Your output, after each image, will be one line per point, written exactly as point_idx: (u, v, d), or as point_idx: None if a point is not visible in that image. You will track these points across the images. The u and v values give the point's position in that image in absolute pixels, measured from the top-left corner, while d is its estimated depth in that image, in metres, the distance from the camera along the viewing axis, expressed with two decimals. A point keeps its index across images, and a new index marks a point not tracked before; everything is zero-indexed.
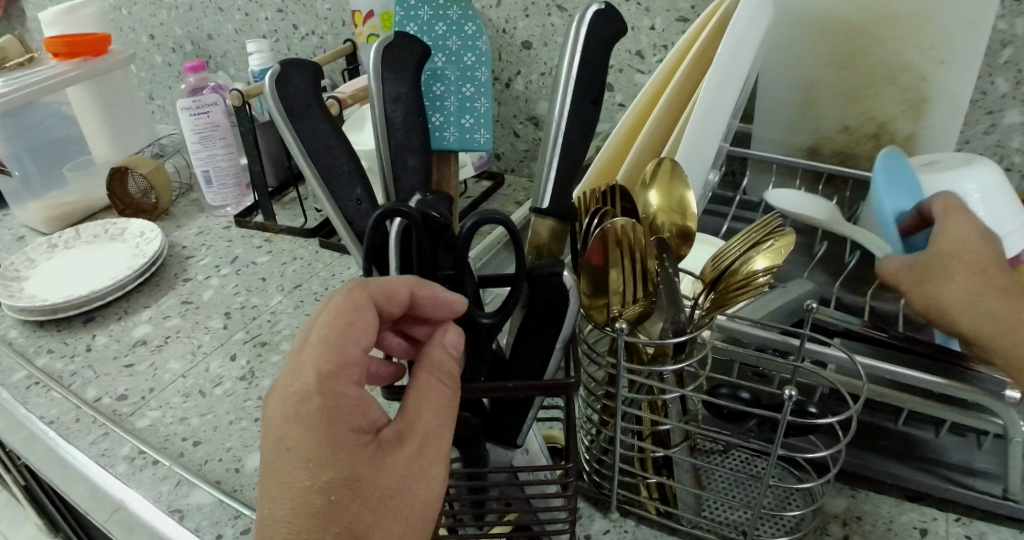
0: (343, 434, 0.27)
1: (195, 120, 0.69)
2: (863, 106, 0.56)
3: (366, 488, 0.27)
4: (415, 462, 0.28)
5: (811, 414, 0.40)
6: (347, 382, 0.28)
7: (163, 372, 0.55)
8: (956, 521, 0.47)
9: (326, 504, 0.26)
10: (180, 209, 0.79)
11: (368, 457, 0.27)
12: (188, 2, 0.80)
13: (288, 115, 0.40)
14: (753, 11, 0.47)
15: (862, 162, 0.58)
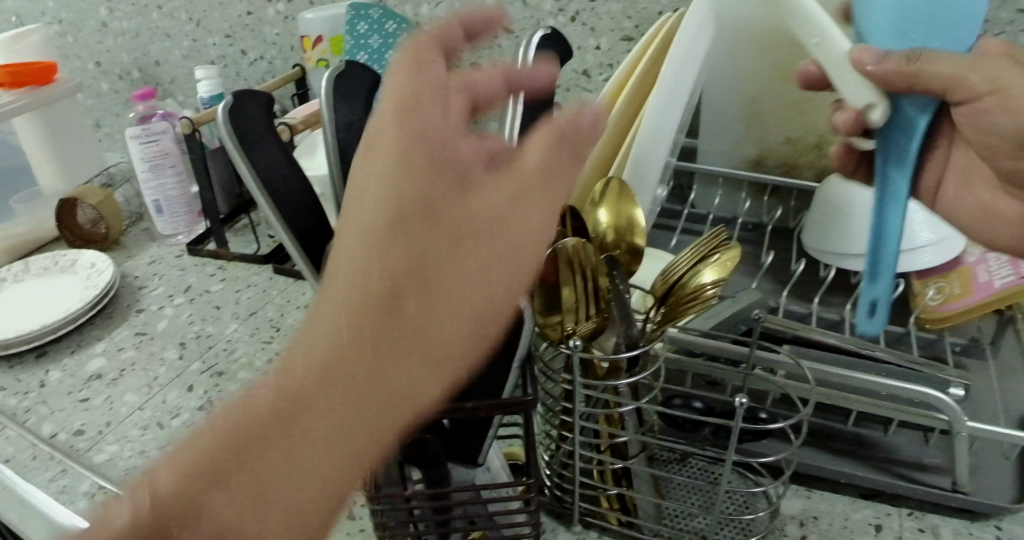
0: (414, 184, 0.23)
1: (144, 148, 0.69)
2: (804, 118, 0.57)
3: (436, 277, 0.22)
4: (482, 221, 0.23)
5: (763, 419, 0.41)
6: (431, 149, 0.24)
7: (118, 406, 0.54)
8: (909, 516, 0.49)
9: (386, 298, 0.22)
10: (132, 238, 0.77)
11: (438, 202, 0.23)
12: (135, 28, 0.79)
13: (239, 142, 0.38)
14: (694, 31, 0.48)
15: (804, 172, 0.60)
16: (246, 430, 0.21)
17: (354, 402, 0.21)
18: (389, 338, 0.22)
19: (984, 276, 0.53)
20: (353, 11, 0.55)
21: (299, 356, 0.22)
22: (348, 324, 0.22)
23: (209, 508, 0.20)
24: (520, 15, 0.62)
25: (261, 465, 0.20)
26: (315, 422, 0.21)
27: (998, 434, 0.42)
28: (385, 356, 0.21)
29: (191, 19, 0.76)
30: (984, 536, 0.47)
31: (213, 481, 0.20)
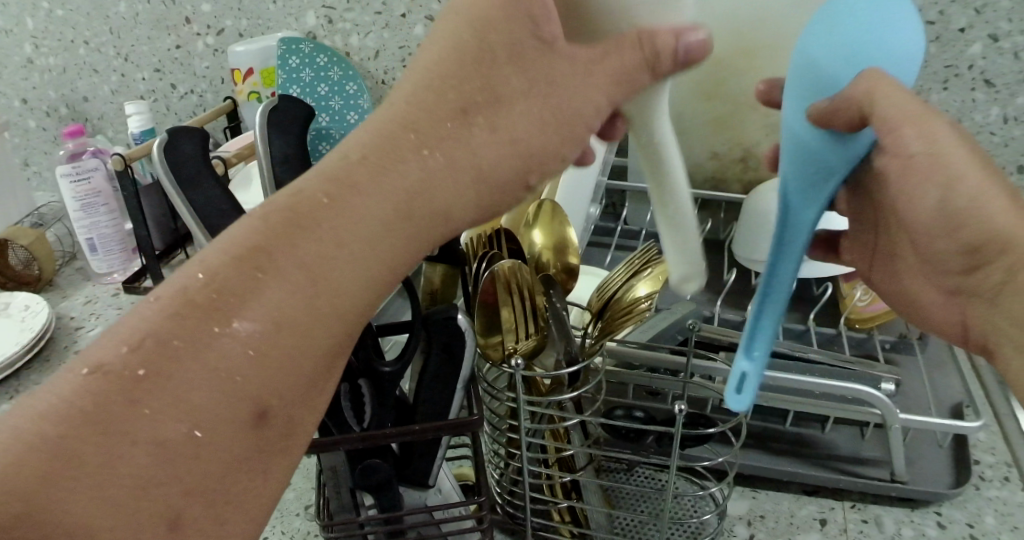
0: (475, 57, 0.26)
1: (76, 186, 0.67)
2: (729, 132, 0.60)
3: (454, 152, 0.26)
4: (521, 132, 0.27)
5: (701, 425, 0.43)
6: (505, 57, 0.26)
7: None
8: (852, 508, 0.51)
9: (398, 172, 0.25)
10: (66, 279, 0.74)
11: (480, 78, 0.26)
12: (61, 64, 0.77)
13: (177, 180, 0.39)
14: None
15: (733, 185, 0.63)
16: (234, 268, 0.24)
17: (343, 250, 0.25)
18: (386, 200, 0.25)
19: None
20: (284, 43, 0.56)
21: (299, 194, 0.25)
22: (349, 179, 0.25)
23: (203, 335, 0.24)
24: None
25: (252, 302, 0.24)
26: (303, 262, 0.25)
27: (925, 424, 0.45)
28: (376, 206, 0.25)
29: (119, 54, 0.75)
30: (925, 522, 0.49)
31: (208, 314, 0.24)
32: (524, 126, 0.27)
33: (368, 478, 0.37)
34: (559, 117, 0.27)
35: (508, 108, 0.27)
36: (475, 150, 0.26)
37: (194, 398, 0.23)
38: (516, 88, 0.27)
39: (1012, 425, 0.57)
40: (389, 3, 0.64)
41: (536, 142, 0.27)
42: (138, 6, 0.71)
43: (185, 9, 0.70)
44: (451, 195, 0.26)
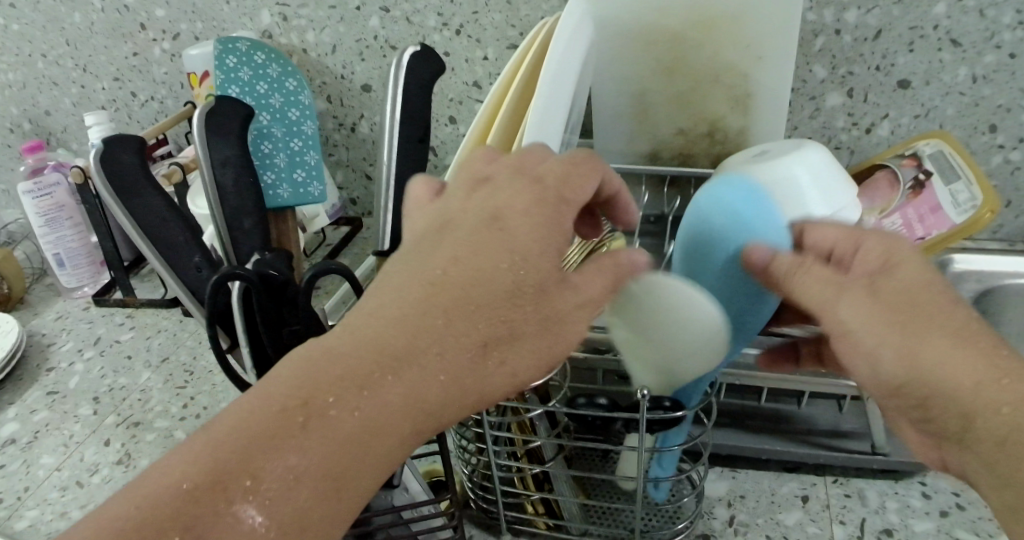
0: (493, 261, 0.29)
1: (39, 202, 0.66)
2: (691, 107, 0.60)
3: (469, 375, 0.28)
4: (522, 357, 0.29)
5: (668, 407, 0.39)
6: (536, 256, 0.30)
7: (36, 468, 0.51)
8: (834, 483, 0.50)
9: (418, 381, 0.27)
10: (36, 296, 0.73)
11: (492, 291, 0.29)
12: (20, 79, 0.76)
13: (114, 188, 0.41)
14: (569, 35, 0.49)
15: (701, 160, 0.63)
16: (276, 421, 0.25)
17: (367, 436, 0.26)
18: (403, 413, 0.27)
19: None
20: (219, 45, 0.54)
21: (330, 377, 0.26)
22: (375, 383, 0.27)
23: (221, 520, 0.24)
24: (405, 33, 0.63)
25: (284, 454, 0.25)
26: (332, 433, 0.26)
27: None
28: (394, 402, 0.27)
29: (77, 65, 0.74)
30: (908, 493, 0.49)
31: (224, 492, 0.24)
32: (519, 359, 0.29)
33: None
34: (546, 323, 0.29)
35: (513, 336, 0.29)
36: (480, 380, 0.28)
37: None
38: (523, 306, 0.29)
39: None
40: None
41: (524, 370, 0.29)
42: (92, 16, 0.70)
43: (139, 15, 0.69)
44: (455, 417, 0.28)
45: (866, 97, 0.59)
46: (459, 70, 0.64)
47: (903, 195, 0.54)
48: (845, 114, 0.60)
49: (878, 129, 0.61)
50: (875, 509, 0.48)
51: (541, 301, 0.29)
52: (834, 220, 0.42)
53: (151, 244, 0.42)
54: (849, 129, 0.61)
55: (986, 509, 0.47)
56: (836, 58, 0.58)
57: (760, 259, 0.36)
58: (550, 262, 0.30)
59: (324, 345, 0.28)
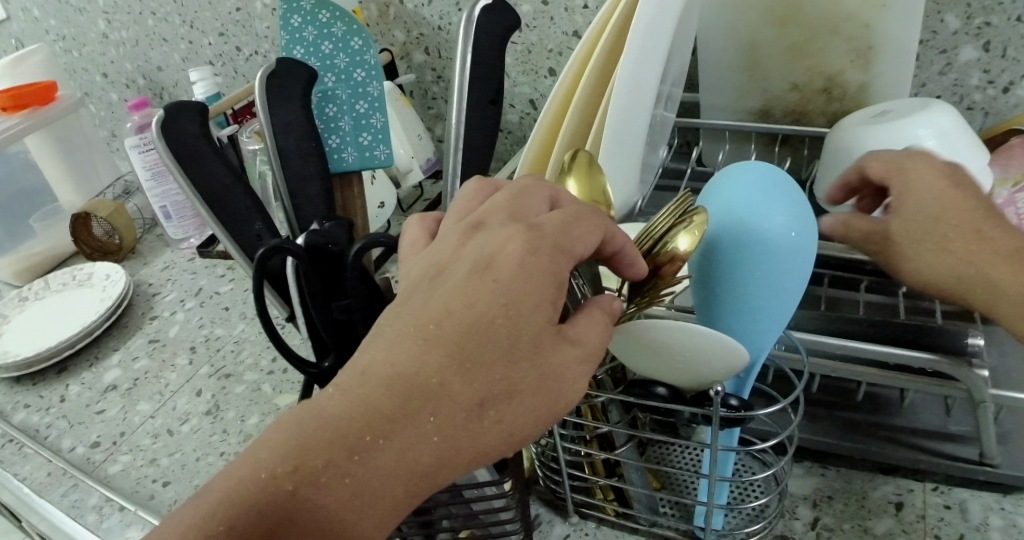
0: (485, 313, 0.27)
1: (145, 157, 0.70)
2: (809, 60, 0.55)
3: (464, 440, 0.26)
4: (524, 417, 0.27)
5: (734, 406, 0.37)
6: (529, 308, 0.27)
7: (132, 415, 0.55)
8: (933, 491, 0.46)
9: (411, 448, 0.26)
10: (147, 246, 0.79)
11: (495, 343, 0.27)
12: (133, 37, 0.81)
13: (176, 157, 0.42)
14: (649, 19, 0.43)
15: (816, 118, 0.58)
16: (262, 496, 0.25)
17: (359, 503, 0.25)
18: (398, 477, 0.26)
19: None
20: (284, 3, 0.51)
21: (320, 442, 0.25)
22: (367, 445, 0.25)
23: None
24: None
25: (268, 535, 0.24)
26: (329, 508, 0.25)
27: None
28: (386, 468, 0.25)
29: (185, 21, 0.77)
30: (1016, 510, 0.44)
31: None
32: (519, 417, 0.27)
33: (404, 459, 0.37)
34: (546, 384, 0.27)
35: (511, 394, 0.27)
36: (478, 441, 0.26)
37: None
38: (518, 361, 0.27)
39: None
40: None
41: (523, 429, 0.27)
42: None
43: None
44: (450, 478, 0.26)
45: (1005, 52, 0.52)
46: (558, 20, 0.62)
47: None
48: (980, 70, 0.53)
49: (1017, 88, 0.53)
50: (976, 525, 0.44)
51: (539, 353, 0.27)
52: None
53: (209, 208, 0.43)
54: (985, 88, 0.54)
55: None
56: (971, 7, 0.51)
57: (754, 266, 0.38)
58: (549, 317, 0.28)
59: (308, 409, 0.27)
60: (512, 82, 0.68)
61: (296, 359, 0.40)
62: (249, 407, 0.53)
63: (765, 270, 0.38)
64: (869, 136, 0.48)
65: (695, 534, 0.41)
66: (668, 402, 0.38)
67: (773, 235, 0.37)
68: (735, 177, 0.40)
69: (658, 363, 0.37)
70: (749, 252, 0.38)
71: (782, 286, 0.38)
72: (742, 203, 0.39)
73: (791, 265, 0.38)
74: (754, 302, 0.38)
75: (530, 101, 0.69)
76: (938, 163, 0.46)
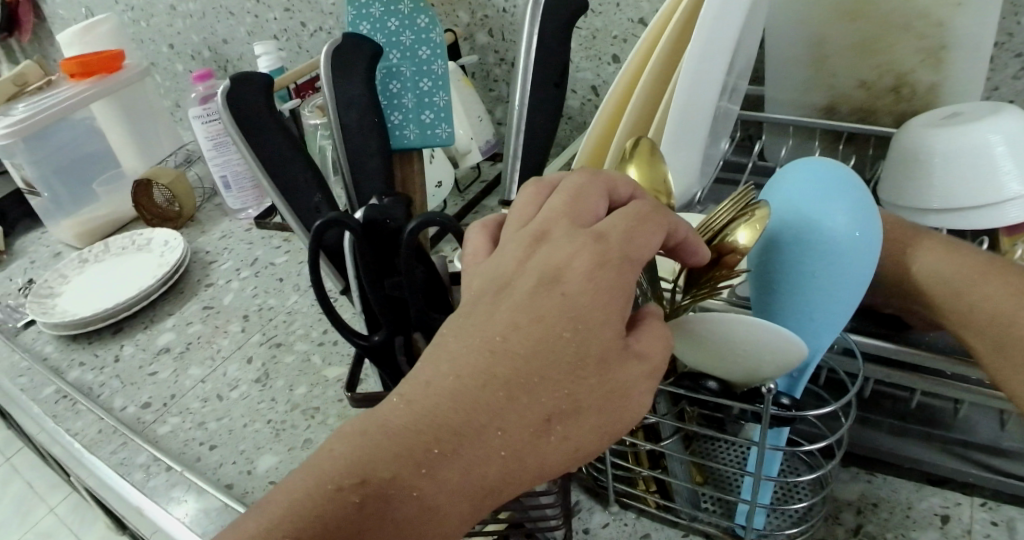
0: (554, 329, 0.27)
1: (208, 127, 0.72)
2: (880, 57, 0.53)
3: (529, 456, 0.27)
4: (588, 434, 0.27)
5: (786, 405, 0.37)
6: (599, 326, 0.27)
7: (184, 378, 0.57)
8: (982, 507, 0.45)
9: (478, 461, 0.26)
10: (205, 214, 0.81)
11: (565, 358, 0.27)
12: (200, 9, 0.83)
13: (240, 128, 0.43)
14: (717, 7, 0.42)
15: (883, 117, 0.56)
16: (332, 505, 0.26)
17: (426, 515, 0.26)
18: (464, 490, 0.26)
19: None
20: None
21: (388, 456, 0.26)
22: (433, 459, 0.26)
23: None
24: None
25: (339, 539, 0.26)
26: (398, 520, 0.26)
27: None
28: (453, 481, 0.26)
29: None
30: None
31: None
32: (585, 433, 0.27)
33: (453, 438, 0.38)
34: (613, 401, 0.27)
35: (577, 410, 0.27)
36: (542, 457, 0.27)
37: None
38: (585, 377, 0.27)
39: None
40: None
41: (588, 444, 0.27)
42: None
43: None
44: (514, 491, 0.27)
45: None
46: (624, 5, 0.61)
47: None
48: None
49: None
50: None
51: (606, 369, 0.27)
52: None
53: (269, 178, 0.43)
54: None
55: None
56: None
57: (811, 263, 0.37)
58: (615, 325, 0.28)
59: (376, 422, 0.28)
60: (574, 68, 0.68)
61: (348, 331, 0.40)
62: (297, 377, 0.55)
63: (822, 265, 0.37)
64: (938, 138, 0.46)
65: (735, 531, 0.41)
66: (718, 396, 0.38)
67: (834, 232, 0.37)
68: (798, 172, 0.40)
69: (709, 355, 0.37)
70: (808, 248, 0.37)
71: (841, 288, 0.37)
72: (803, 197, 0.38)
73: (851, 266, 0.37)
74: (810, 303, 0.38)
75: (592, 87, 0.68)
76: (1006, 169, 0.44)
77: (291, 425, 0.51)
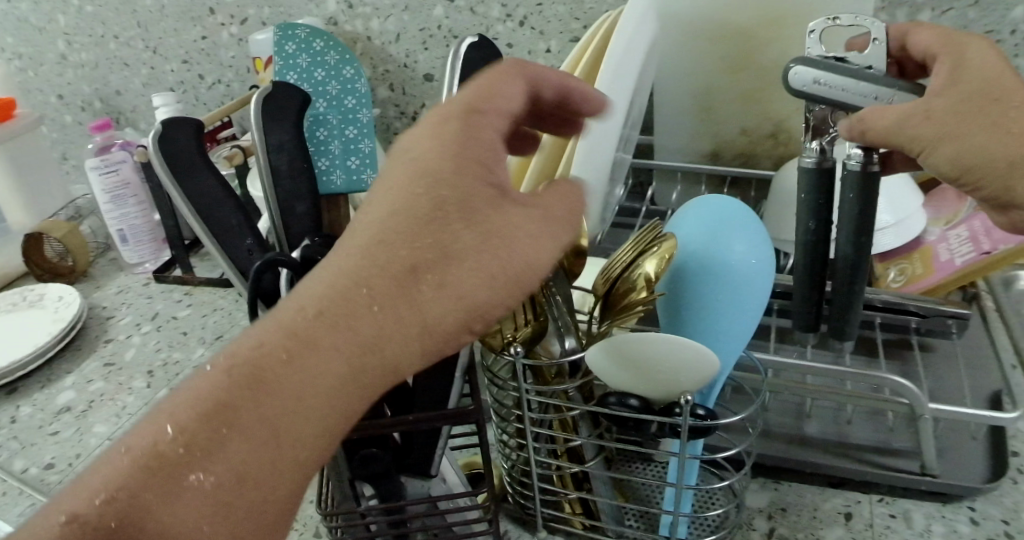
0: (407, 189, 0.27)
1: (105, 178, 0.69)
2: (759, 106, 0.59)
3: (405, 315, 0.25)
4: (472, 281, 0.26)
5: (702, 415, 0.39)
6: (465, 180, 0.27)
7: (88, 437, 0.53)
8: (880, 501, 0.49)
9: (345, 330, 0.25)
10: (99, 270, 0.77)
11: (437, 225, 0.26)
12: (93, 59, 0.81)
13: (171, 171, 0.43)
14: (615, 68, 0.47)
15: (762, 161, 0.62)
16: (200, 417, 0.24)
17: (303, 402, 0.24)
18: (339, 366, 0.25)
19: (945, 254, 0.54)
20: (280, 31, 0.55)
21: (252, 353, 0.25)
22: (311, 337, 0.25)
23: (162, 491, 0.23)
24: (469, 23, 0.66)
25: (209, 455, 0.23)
26: (267, 418, 0.24)
27: (958, 414, 0.43)
28: (330, 354, 0.24)
29: (148, 47, 0.78)
30: (956, 517, 0.47)
31: (182, 463, 0.23)
32: (466, 280, 0.26)
33: (366, 467, 0.38)
34: (495, 254, 0.26)
35: (448, 256, 0.26)
36: (422, 316, 0.25)
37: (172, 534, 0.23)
38: (450, 222, 0.26)
39: None
40: None
41: (477, 292, 0.26)
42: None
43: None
44: (402, 363, 0.25)
45: None
46: (520, 62, 0.67)
47: (969, 206, 0.56)
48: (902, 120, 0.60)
49: None
50: (921, 532, 0.46)
51: (474, 215, 0.26)
52: (897, 230, 0.55)
53: (201, 220, 0.43)
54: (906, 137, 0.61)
55: None
56: None
57: (716, 285, 0.40)
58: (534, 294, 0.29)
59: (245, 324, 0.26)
60: None
61: None
62: None
63: (724, 290, 0.40)
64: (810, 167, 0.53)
65: None
66: (639, 412, 0.39)
67: (733, 260, 0.40)
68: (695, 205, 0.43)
69: (637, 374, 0.39)
70: (712, 269, 0.41)
71: (746, 308, 0.40)
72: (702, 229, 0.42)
73: (751, 287, 0.40)
74: (717, 318, 0.40)
75: None
76: (880, 206, 0.54)
77: None
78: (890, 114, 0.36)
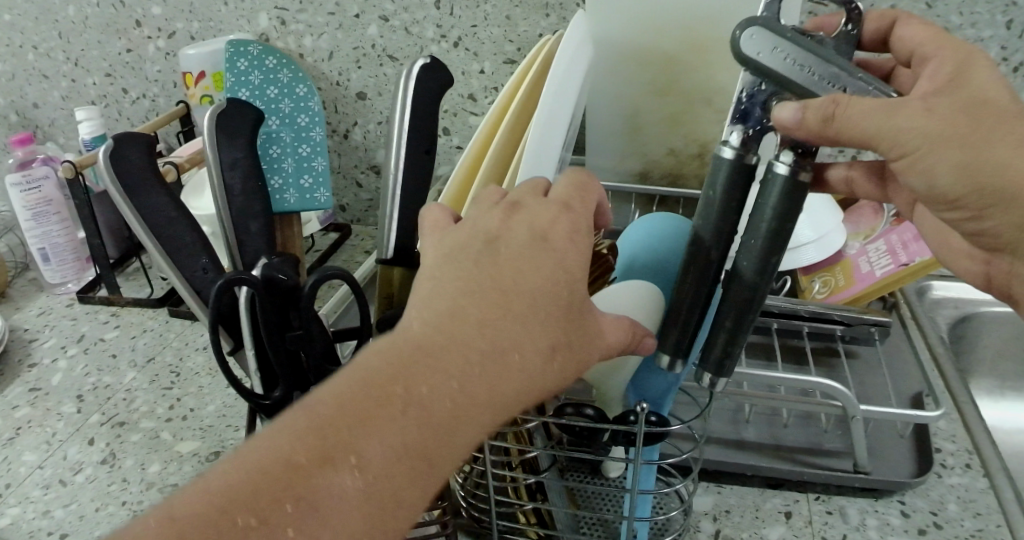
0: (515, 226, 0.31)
1: (27, 195, 0.65)
2: (685, 128, 0.62)
3: (544, 321, 0.29)
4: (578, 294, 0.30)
5: (655, 422, 0.40)
6: (555, 216, 0.32)
7: (17, 466, 0.50)
8: (817, 499, 0.51)
9: (491, 333, 0.28)
10: (17, 290, 0.72)
11: (509, 255, 0.30)
12: (9, 70, 0.76)
13: (124, 188, 0.41)
14: (553, 94, 0.48)
15: (689, 181, 0.66)
16: (362, 400, 0.25)
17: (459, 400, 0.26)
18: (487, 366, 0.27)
19: (865, 266, 0.58)
20: (231, 47, 0.55)
21: (384, 361, 0.26)
22: (452, 335, 0.27)
23: (295, 490, 0.23)
24: (404, 42, 0.66)
25: (369, 437, 0.24)
26: (429, 408, 0.26)
27: (888, 414, 0.46)
28: (479, 352, 0.27)
29: (69, 59, 0.74)
30: (888, 511, 0.50)
31: (326, 462, 0.24)
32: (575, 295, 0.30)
33: None
34: (570, 267, 0.30)
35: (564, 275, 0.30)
36: (547, 323, 0.29)
37: (328, 534, 0.23)
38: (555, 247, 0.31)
39: (969, 407, 0.57)
40: (342, 3, 0.65)
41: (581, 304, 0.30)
42: (86, 10, 0.71)
43: (135, 12, 0.70)
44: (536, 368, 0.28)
45: None
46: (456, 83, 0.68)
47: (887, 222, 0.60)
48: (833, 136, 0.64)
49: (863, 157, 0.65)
50: (856, 527, 0.49)
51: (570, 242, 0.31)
52: (820, 244, 0.58)
53: (156, 240, 0.41)
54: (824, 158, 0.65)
55: (963, 528, 0.48)
56: None
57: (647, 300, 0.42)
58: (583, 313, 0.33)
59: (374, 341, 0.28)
60: None
61: (246, 392, 0.39)
62: (151, 454, 0.50)
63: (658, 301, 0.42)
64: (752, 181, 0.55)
65: None
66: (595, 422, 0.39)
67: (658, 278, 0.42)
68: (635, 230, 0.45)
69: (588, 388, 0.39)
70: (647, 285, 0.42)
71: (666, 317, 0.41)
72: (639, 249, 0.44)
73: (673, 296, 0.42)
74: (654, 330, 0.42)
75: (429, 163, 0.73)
76: (802, 222, 0.58)
77: (149, 505, 0.46)
78: (864, 110, 0.30)
